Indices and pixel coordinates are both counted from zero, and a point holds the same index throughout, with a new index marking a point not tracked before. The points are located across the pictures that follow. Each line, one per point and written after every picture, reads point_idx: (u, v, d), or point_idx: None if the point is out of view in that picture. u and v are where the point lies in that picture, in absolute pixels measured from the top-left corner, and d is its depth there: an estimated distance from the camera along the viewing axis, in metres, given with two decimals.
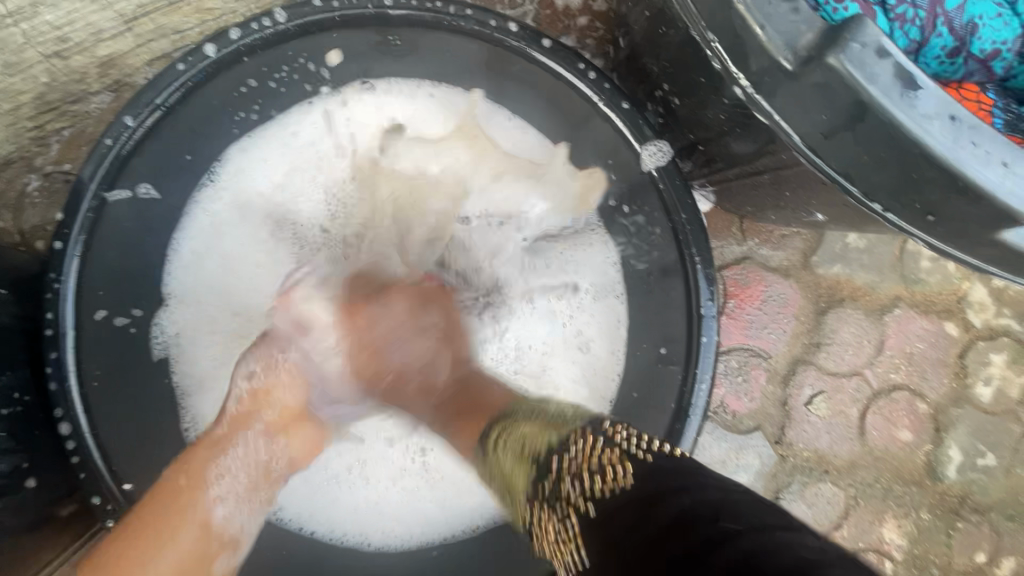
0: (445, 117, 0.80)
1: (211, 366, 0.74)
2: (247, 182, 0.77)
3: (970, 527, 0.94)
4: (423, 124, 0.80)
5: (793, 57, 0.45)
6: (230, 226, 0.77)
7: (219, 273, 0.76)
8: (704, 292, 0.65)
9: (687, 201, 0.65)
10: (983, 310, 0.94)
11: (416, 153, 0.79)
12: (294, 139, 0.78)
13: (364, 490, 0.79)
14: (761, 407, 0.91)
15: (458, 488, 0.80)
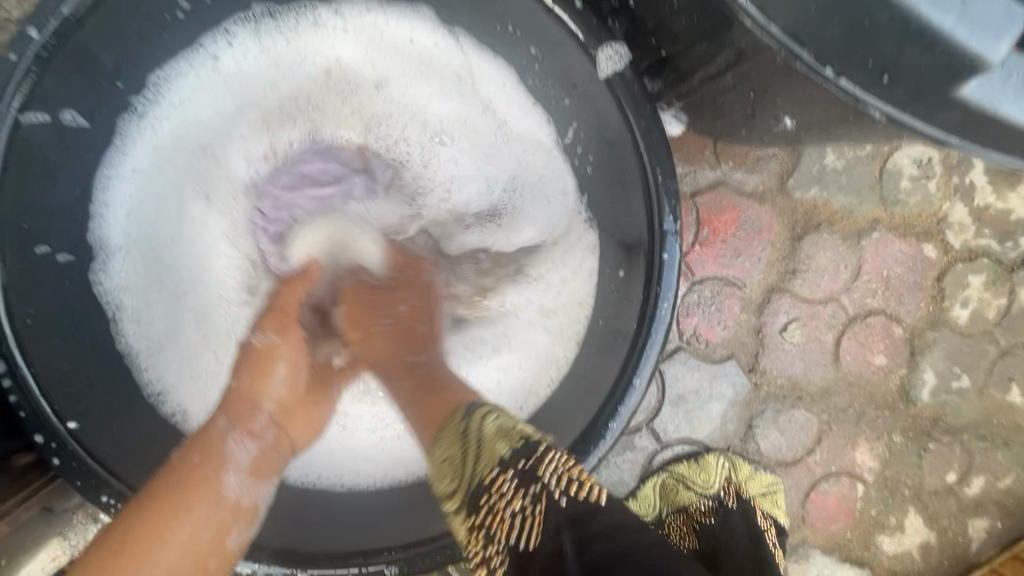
0: (415, 59, 0.77)
1: (160, 325, 0.72)
2: (192, 119, 0.75)
3: (941, 448, 0.95)
4: (397, 72, 0.79)
5: None
6: (179, 165, 0.75)
7: (160, 220, 0.74)
8: (666, 209, 0.62)
9: (645, 109, 0.61)
10: (963, 231, 0.92)
11: (393, 92, 0.80)
12: (229, 80, 0.76)
13: (336, 438, 0.78)
14: (735, 335, 0.90)
15: None
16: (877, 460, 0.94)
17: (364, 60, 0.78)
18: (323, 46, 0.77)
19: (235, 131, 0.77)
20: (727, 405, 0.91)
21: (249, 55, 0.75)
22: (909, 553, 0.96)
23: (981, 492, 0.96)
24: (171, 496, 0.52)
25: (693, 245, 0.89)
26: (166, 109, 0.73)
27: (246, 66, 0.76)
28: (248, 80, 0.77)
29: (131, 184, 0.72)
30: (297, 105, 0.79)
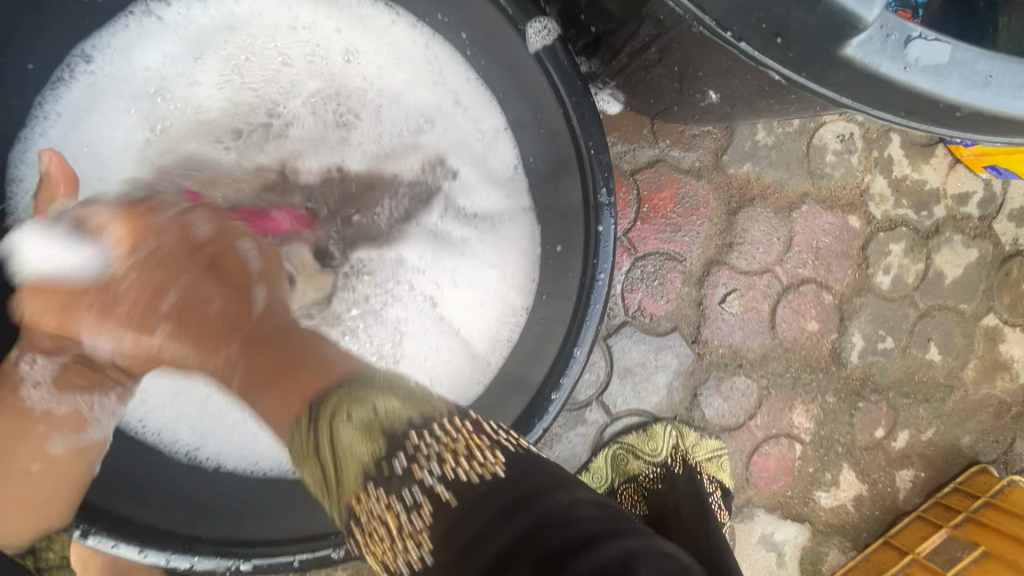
0: (371, 30, 0.75)
1: None
2: (136, 70, 0.71)
3: (869, 406, 1.01)
4: (358, 41, 0.75)
5: None
6: (114, 114, 0.71)
7: (83, 165, 0.71)
8: (600, 183, 0.63)
9: (576, 84, 0.62)
10: (883, 202, 0.98)
11: (355, 63, 0.76)
12: (174, 36, 0.72)
13: None
14: (678, 307, 0.93)
15: None
16: (813, 421, 0.99)
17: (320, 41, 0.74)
18: (282, 19, 0.73)
19: (173, 81, 0.72)
20: (672, 375, 0.94)
21: (195, 15, 0.72)
22: (844, 506, 1.02)
23: (905, 445, 1.03)
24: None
25: (635, 222, 0.91)
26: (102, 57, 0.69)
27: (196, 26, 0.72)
28: (200, 37, 0.72)
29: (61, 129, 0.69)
30: (250, 79, 0.74)
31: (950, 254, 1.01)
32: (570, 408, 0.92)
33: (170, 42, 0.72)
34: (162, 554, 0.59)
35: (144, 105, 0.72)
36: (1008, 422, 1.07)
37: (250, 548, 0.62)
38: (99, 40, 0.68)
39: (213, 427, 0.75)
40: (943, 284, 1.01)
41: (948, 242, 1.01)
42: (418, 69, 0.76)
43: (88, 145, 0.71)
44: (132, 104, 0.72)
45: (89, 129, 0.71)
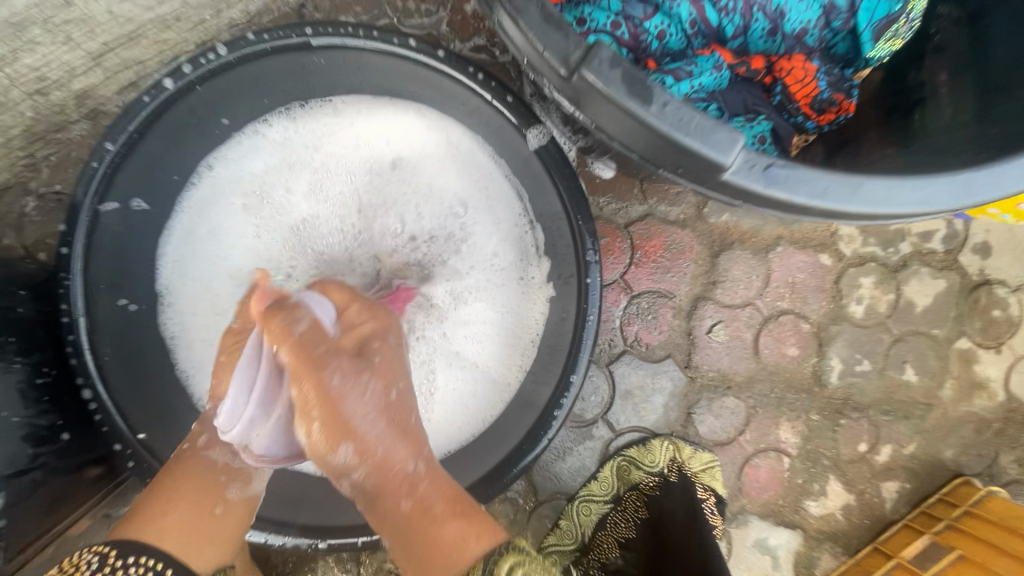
0: (419, 125, 0.93)
1: (196, 332, 0.91)
2: (249, 169, 0.93)
3: (851, 422, 1.13)
4: (407, 137, 0.94)
5: (639, 102, 0.49)
6: (227, 204, 0.93)
7: (203, 245, 0.93)
8: (588, 244, 0.81)
9: (565, 171, 0.81)
10: (852, 241, 1.12)
11: (406, 154, 0.95)
12: (272, 143, 0.93)
13: None
14: (670, 337, 1.09)
15: (436, 429, 0.94)
16: (798, 436, 1.12)
17: (392, 145, 0.95)
18: (350, 122, 0.94)
19: (269, 178, 0.94)
20: (667, 397, 1.09)
21: (287, 125, 0.93)
22: (833, 514, 1.13)
23: (889, 458, 1.14)
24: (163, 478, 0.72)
25: (630, 266, 1.09)
26: (222, 161, 0.92)
27: (294, 134, 0.93)
28: (296, 143, 0.94)
29: (191, 215, 0.91)
30: (330, 178, 0.95)
31: (919, 285, 1.13)
32: (579, 425, 1.08)
33: (273, 144, 0.93)
34: (262, 533, 0.80)
35: (247, 197, 0.93)
36: (989, 437, 1.16)
37: (325, 531, 0.82)
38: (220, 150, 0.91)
39: None
40: (914, 312, 1.13)
41: (916, 274, 1.13)
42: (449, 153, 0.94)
43: (209, 227, 0.93)
44: (244, 195, 0.93)
45: (213, 213, 0.93)
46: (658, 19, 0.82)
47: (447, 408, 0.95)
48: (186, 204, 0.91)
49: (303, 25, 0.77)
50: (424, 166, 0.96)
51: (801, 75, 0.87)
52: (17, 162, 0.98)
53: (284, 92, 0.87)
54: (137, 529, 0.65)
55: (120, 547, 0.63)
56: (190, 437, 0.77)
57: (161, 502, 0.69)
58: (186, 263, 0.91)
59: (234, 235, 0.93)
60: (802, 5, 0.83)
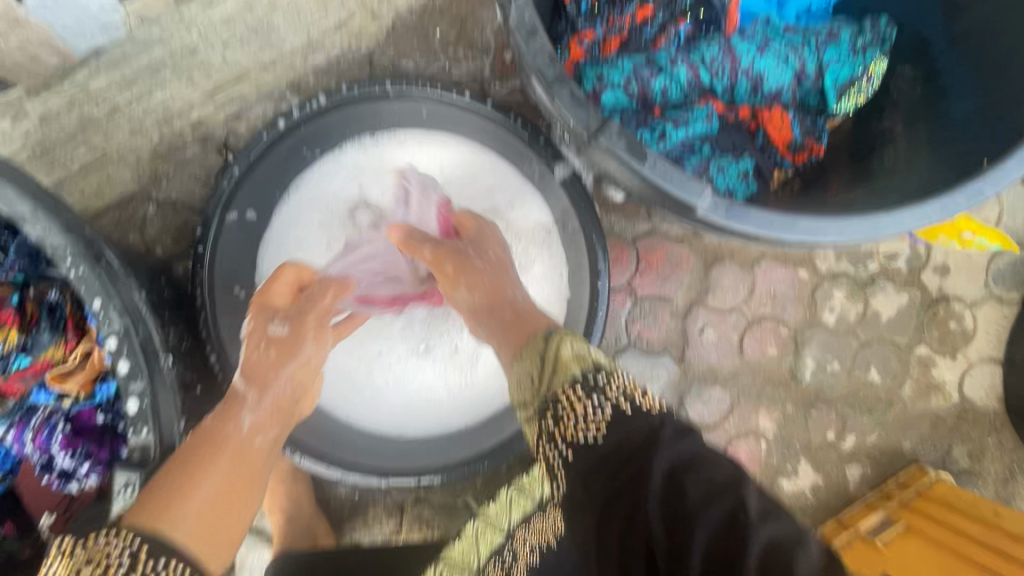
0: (465, 148, 1.10)
1: None
2: (322, 192, 1.09)
3: (821, 413, 1.32)
4: (456, 158, 1.10)
5: (632, 160, 0.70)
6: (306, 218, 1.09)
7: (285, 254, 1.08)
8: (599, 254, 1.05)
9: (583, 198, 1.05)
10: (826, 259, 1.31)
11: (455, 171, 1.11)
12: (341, 165, 1.09)
13: (390, 394, 1.12)
14: (667, 335, 1.29)
15: (470, 395, 1.13)
16: (774, 423, 1.31)
17: (440, 166, 1.11)
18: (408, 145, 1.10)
19: (340, 195, 1.10)
20: (663, 385, 1.29)
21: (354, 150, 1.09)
22: (802, 491, 1.32)
23: (853, 445, 1.33)
24: (188, 461, 0.72)
25: (636, 274, 1.29)
26: (302, 183, 1.08)
27: (359, 162, 1.10)
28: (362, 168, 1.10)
29: (276, 231, 1.07)
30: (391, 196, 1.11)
31: (884, 298, 1.32)
32: None
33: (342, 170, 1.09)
34: (338, 470, 1.04)
35: (322, 212, 1.10)
36: (944, 432, 1.34)
37: (388, 472, 1.06)
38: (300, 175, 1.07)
39: (347, 396, 1.10)
40: (880, 321, 1.32)
41: (882, 288, 1.32)
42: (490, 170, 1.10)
43: (290, 238, 1.08)
44: (318, 211, 1.09)
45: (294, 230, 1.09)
46: (661, 79, 1.02)
47: (483, 375, 1.14)
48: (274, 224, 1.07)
49: (383, 81, 1.01)
50: (471, 179, 1.11)
51: (777, 123, 1.07)
52: (144, 175, 1.23)
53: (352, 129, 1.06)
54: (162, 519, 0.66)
55: (158, 544, 0.64)
56: (235, 421, 0.83)
57: (186, 498, 0.69)
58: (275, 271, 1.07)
59: (311, 244, 1.09)
60: (777, 70, 1.03)
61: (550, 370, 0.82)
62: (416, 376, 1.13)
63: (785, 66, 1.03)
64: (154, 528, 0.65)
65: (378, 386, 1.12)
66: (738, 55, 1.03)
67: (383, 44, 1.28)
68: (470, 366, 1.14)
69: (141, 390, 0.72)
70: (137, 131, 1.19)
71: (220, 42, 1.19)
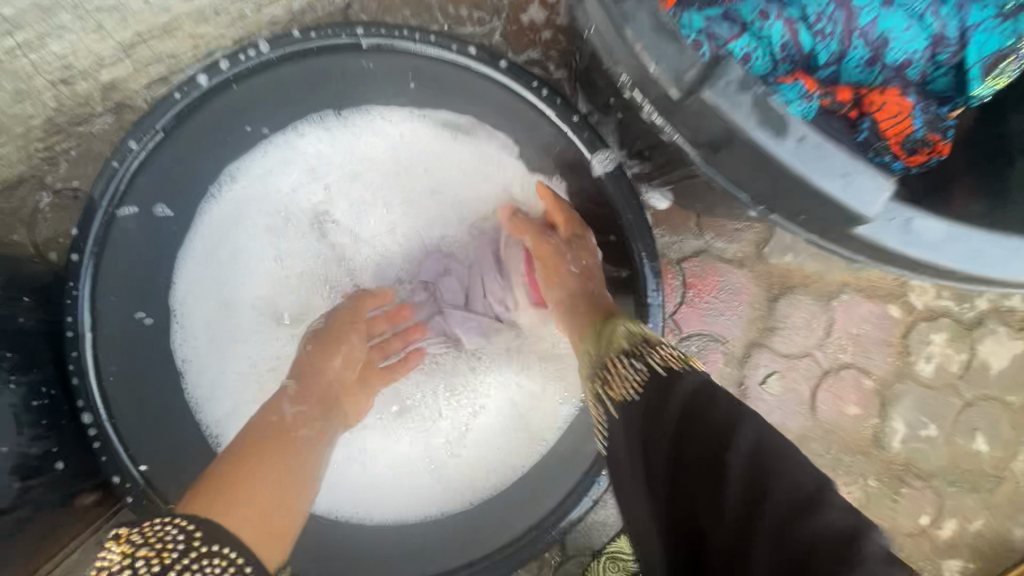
0: (458, 141, 0.86)
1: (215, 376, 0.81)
2: (268, 187, 0.85)
3: (913, 492, 1.03)
4: (445, 152, 0.87)
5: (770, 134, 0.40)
6: (250, 225, 0.84)
7: (222, 272, 0.83)
8: (651, 282, 0.73)
9: (632, 203, 0.73)
10: (923, 293, 1.03)
11: (442, 170, 0.88)
12: (299, 158, 0.85)
13: (362, 474, 0.86)
14: (720, 385, 1.00)
15: (461, 473, 0.87)
16: (854, 503, 1.02)
17: (422, 157, 0.88)
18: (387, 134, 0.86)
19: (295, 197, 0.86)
20: None
21: (316, 137, 0.85)
22: None
23: (953, 534, 1.03)
24: (245, 459, 0.61)
25: (681, 305, 1.00)
26: (246, 178, 0.83)
27: (317, 150, 0.86)
28: (320, 157, 0.86)
29: (210, 241, 0.82)
30: (360, 196, 0.88)
31: (994, 345, 1.03)
32: None
33: (294, 160, 0.85)
34: None
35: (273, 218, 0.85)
36: None
37: None
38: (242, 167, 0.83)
39: None
40: (988, 374, 1.04)
41: (992, 333, 1.03)
42: (488, 170, 0.87)
43: (227, 252, 0.84)
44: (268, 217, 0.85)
45: (232, 243, 0.84)
46: (745, 40, 0.75)
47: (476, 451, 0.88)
48: (201, 227, 0.82)
49: (353, 24, 0.70)
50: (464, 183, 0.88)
51: (896, 110, 0.77)
52: (34, 154, 0.91)
53: (307, 100, 0.79)
54: (213, 504, 0.55)
55: (206, 528, 0.51)
56: (275, 412, 0.70)
57: (234, 483, 0.58)
58: (203, 287, 0.82)
59: (258, 262, 0.85)
60: (908, 32, 0.75)
61: (600, 338, 0.69)
62: (388, 445, 0.88)
63: (919, 28, 0.76)
64: (201, 513, 0.53)
65: (353, 468, 0.86)
66: (856, 9, 0.75)
67: None
68: (460, 437, 0.89)
69: None
70: (22, 92, 0.85)
71: None
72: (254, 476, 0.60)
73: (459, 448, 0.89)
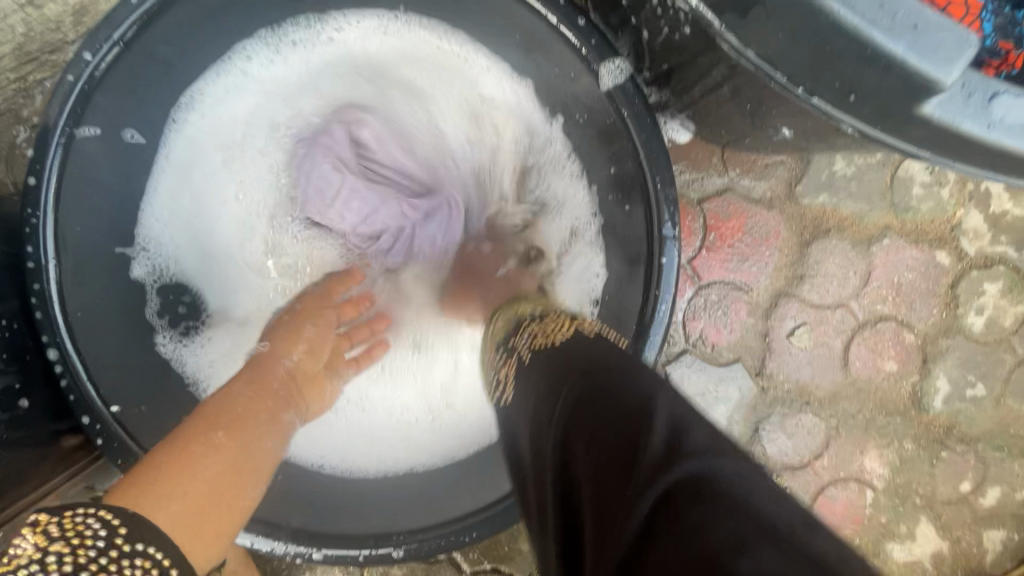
0: (449, 64, 0.79)
1: (190, 318, 0.77)
2: (233, 117, 0.78)
3: (955, 456, 0.94)
4: (432, 78, 0.81)
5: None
6: (215, 159, 0.79)
7: (188, 205, 0.78)
8: (665, 214, 0.65)
9: (645, 121, 0.64)
10: (978, 238, 0.91)
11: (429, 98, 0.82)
12: (270, 81, 0.79)
13: (353, 417, 0.81)
14: (742, 339, 0.91)
15: (455, 423, 0.82)
16: (887, 467, 0.93)
17: (400, 83, 0.81)
18: (372, 55, 0.79)
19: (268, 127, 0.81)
20: (733, 409, 0.92)
21: (294, 56, 0.78)
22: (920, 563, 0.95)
23: (996, 503, 0.94)
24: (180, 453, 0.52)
25: (701, 250, 0.91)
26: (211, 101, 0.76)
27: (280, 71, 0.79)
28: (281, 82, 0.79)
29: (171, 172, 0.76)
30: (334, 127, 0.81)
31: None
32: None
33: (258, 81, 0.78)
34: (248, 535, 0.66)
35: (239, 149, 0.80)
36: None
37: (324, 538, 0.68)
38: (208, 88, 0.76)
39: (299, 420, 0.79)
40: None
41: None
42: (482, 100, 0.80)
43: (192, 186, 0.78)
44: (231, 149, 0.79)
45: (194, 174, 0.78)
46: None
47: (469, 401, 0.82)
48: (166, 158, 0.75)
49: None
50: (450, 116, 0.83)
51: (964, 10, 0.66)
52: (8, 85, 0.86)
53: (273, 8, 0.71)
54: (158, 504, 0.47)
55: (132, 524, 0.45)
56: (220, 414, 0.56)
57: (184, 491, 0.49)
58: (173, 225, 0.76)
59: (222, 197, 0.80)
60: None
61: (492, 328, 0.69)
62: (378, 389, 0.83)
63: None
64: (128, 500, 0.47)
65: (344, 412, 0.81)
66: None
67: None
68: (451, 379, 0.83)
69: None
70: None
71: None
72: (201, 476, 0.51)
73: (452, 394, 0.83)
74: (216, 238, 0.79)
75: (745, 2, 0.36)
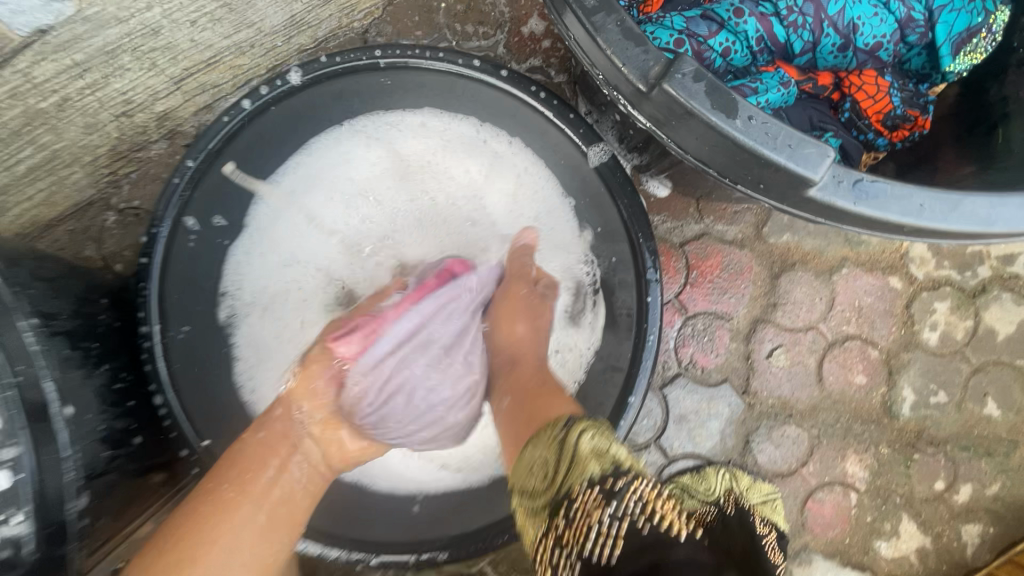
0: (499, 147, 0.92)
1: (258, 350, 0.92)
2: (308, 189, 0.94)
3: (926, 458, 1.05)
4: (485, 157, 0.94)
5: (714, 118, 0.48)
6: (295, 219, 0.94)
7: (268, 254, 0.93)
8: (649, 263, 0.81)
9: (626, 188, 0.81)
10: (924, 264, 1.06)
11: (480, 177, 0.96)
12: (352, 157, 0.94)
13: None
14: (727, 361, 1.05)
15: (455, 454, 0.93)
16: (867, 470, 1.05)
17: (460, 164, 0.96)
18: (440, 139, 0.94)
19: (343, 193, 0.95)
20: (724, 423, 1.04)
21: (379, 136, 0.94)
22: (906, 557, 1.05)
23: (969, 499, 1.05)
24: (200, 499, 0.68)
25: (686, 286, 1.05)
26: (305, 169, 0.93)
27: (351, 153, 0.94)
28: (364, 159, 0.95)
29: (262, 227, 0.93)
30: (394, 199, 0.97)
31: (1000, 312, 1.06)
32: (630, 449, 1.04)
33: (342, 158, 0.94)
34: (318, 545, 0.79)
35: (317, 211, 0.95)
36: None
37: (379, 546, 0.81)
38: (306, 155, 0.93)
39: None
40: (995, 340, 1.06)
41: (996, 300, 1.06)
42: (520, 182, 0.94)
43: (273, 239, 0.93)
44: (314, 211, 0.95)
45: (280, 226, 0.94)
46: (722, 36, 0.80)
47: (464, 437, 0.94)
48: (258, 214, 0.92)
49: (372, 48, 0.80)
50: (499, 197, 0.96)
51: (875, 89, 0.84)
52: (101, 178, 1.05)
53: (330, 112, 0.88)
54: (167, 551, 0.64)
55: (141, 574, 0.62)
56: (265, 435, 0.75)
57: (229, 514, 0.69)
58: (248, 271, 0.92)
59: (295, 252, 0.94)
60: (876, 18, 0.80)
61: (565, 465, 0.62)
62: None
63: (887, 13, 0.80)
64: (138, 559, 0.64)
65: None
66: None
67: (379, 20, 1.08)
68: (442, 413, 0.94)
69: (14, 458, 0.51)
70: (92, 125, 1.01)
71: (187, 21, 0.99)
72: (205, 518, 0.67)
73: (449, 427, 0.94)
74: (286, 289, 0.94)
75: (679, 129, 0.52)
